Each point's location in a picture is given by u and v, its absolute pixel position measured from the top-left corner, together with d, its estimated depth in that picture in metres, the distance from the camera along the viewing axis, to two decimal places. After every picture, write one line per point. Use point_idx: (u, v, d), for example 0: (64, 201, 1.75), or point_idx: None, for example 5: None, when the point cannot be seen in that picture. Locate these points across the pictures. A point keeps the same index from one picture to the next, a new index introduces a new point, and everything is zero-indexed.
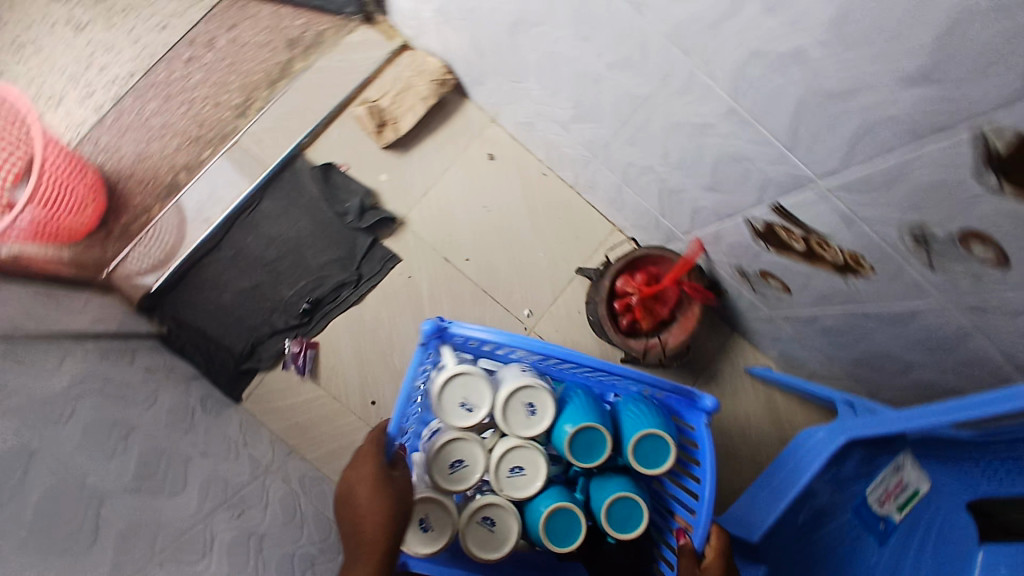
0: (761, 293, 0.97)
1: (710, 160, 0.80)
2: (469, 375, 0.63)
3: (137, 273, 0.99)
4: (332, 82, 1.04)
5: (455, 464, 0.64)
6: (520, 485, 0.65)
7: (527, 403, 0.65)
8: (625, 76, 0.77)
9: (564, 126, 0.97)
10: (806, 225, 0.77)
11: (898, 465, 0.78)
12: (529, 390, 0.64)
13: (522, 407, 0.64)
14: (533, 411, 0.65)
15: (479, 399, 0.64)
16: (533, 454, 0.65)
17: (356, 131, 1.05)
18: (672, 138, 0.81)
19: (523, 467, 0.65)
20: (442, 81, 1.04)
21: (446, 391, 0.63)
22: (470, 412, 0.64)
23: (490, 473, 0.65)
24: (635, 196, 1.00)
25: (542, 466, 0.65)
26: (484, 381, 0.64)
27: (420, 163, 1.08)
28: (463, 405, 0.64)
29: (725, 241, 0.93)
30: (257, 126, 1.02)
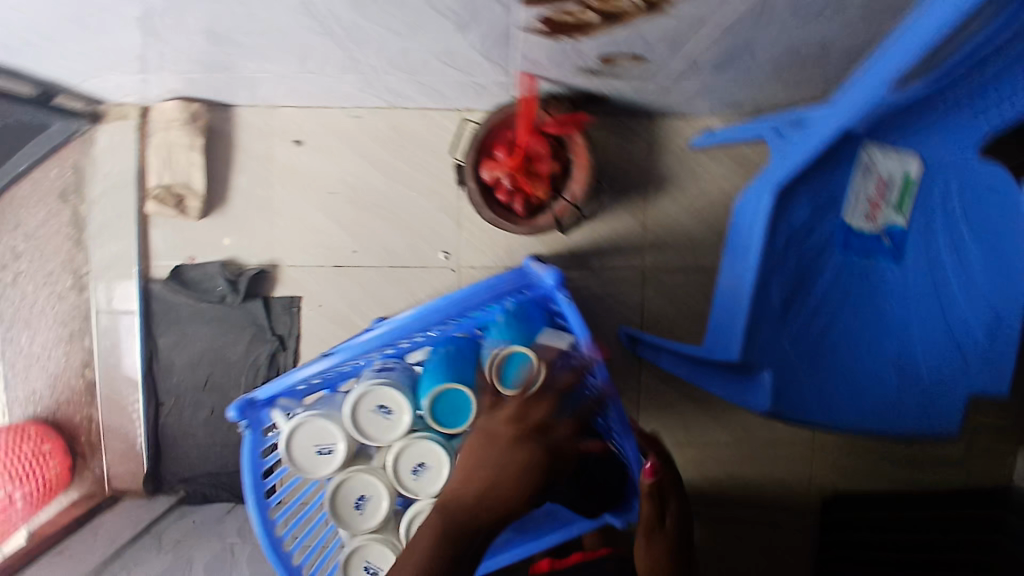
0: (628, 71, 0.78)
1: (424, 2, 0.60)
2: (302, 420, 0.55)
3: (125, 469, 1.03)
4: (118, 199, 0.99)
5: (360, 502, 0.57)
6: (432, 479, 0.56)
7: (375, 406, 0.55)
8: (264, 1, 0.59)
9: (310, 70, 0.81)
10: None
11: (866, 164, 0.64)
12: (370, 392, 0.55)
13: (376, 413, 0.55)
14: (387, 411, 0.55)
15: (331, 436, 0.56)
16: (423, 445, 0.56)
17: (172, 223, 0.98)
18: (375, 16, 0.63)
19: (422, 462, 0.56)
20: (191, 114, 0.93)
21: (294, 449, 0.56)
22: (331, 453, 0.56)
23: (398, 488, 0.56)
24: (433, 77, 0.82)
25: (436, 450, 0.56)
26: (321, 418, 0.56)
27: (246, 203, 0.97)
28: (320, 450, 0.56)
29: (541, 57, 0.74)
30: (101, 283, 1.00)
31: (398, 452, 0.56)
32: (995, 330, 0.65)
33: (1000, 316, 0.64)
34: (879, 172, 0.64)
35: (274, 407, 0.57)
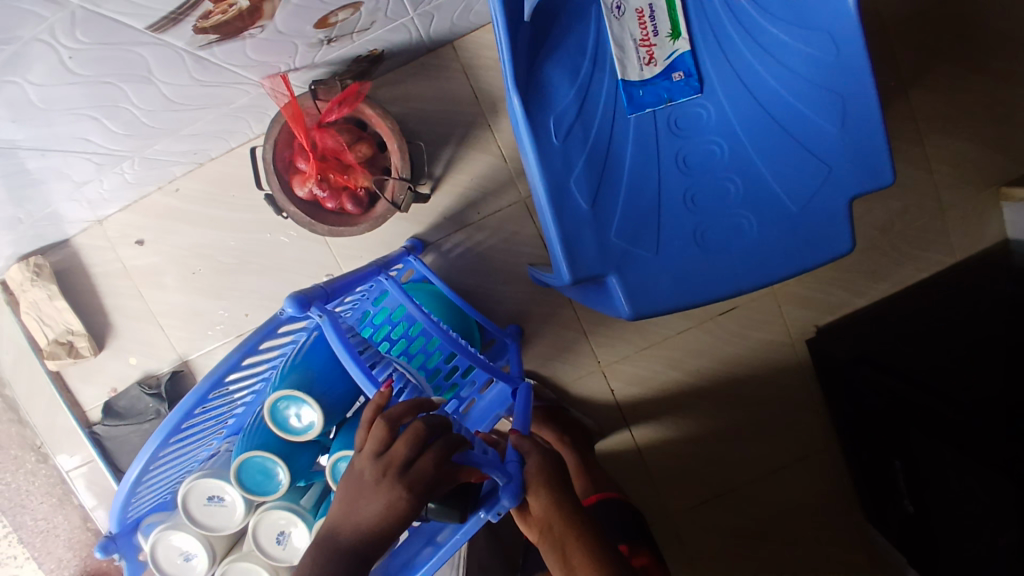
0: (365, 23, 0.70)
1: (69, 69, 0.54)
2: (153, 536, 0.54)
3: None
4: (25, 372, 1.00)
5: None
6: (299, 540, 0.54)
7: (207, 497, 0.53)
8: None
9: (82, 174, 0.78)
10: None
11: (614, 5, 0.56)
12: (196, 487, 0.53)
13: (212, 503, 0.53)
14: (221, 498, 0.53)
15: (189, 540, 0.54)
16: (273, 515, 0.54)
17: (80, 367, 0.99)
18: (50, 104, 0.58)
19: (282, 529, 0.54)
20: (33, 265, 0.93)
21: (165, 564, 0.54)
22: (197, 554, 0.55)
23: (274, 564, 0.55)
24: (196, 123, 0.77)
25: (287, 514, 0.53)
26: (169, 528, 0.54)
27: (130, 319, 0.97)
28: (185, 554, 0.55)
29: (263, 57, 0.67)
30: (55, 450, 1.03)
31: (252, 530, 0.54)
32: (836, 110, 0.56)
33: (834, 94, 0.56)
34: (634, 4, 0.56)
35: (138, 531, 0.56)
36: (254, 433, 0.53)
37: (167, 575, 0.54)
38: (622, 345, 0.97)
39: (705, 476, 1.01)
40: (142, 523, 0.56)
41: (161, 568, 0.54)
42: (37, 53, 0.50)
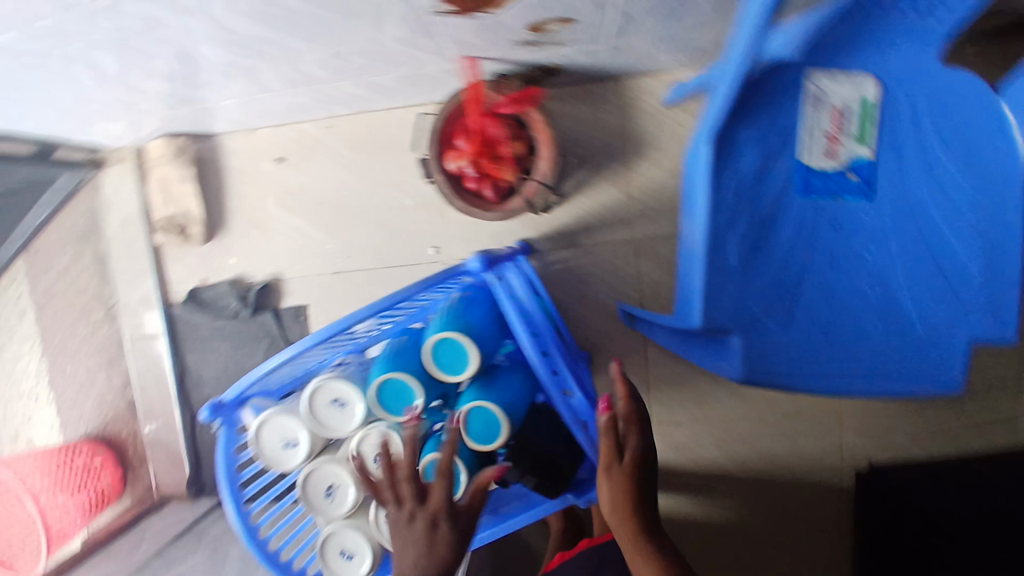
0: (570, 38, 0.75)
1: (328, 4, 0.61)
2: (266, 414, 0.58)
3: (170, 474, 1.12)
4: (132, 236, 1.07)
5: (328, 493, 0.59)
6: None
7: (331, 399, 0.58)
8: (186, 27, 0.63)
9: (268, 87, 0.84)
10: None
11: (817, 96, 0.60)
12: (325, 386, 0.57)
13: (333, 405, 0.58)
14: (344, 403, 0.58)
15: (294, 430, 0.58)
16: (380, 433, 0.58)
17: (181, 249, 1.06)
18: (293, 27, 0.65)
19: (384, 452, 0.58)
20: (181, 148, 0.99)
21: (262, 444, 0.58)
22: (296, 446, 0.58)
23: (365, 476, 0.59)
24: (384, 77, 0.84)
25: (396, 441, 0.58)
26: (283, 413, 0.58)
27: (243, 224, 1.04)
28: (284, 443, 0.58)
29: (474, 38, 0.73)
30: (129, 314, 1.10)
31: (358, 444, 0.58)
32: (984, 258, 0.59)
33: (988, 242, 0.59)
34: (833, 100, 0.59)
35: (245, 408, 0.60)
36: (397, 353, 0.58)
37: (261, 453, 0.58)
38: (678, 410, 0.99)
39: (714, 560, 1.01)
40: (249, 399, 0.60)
41: (258, 445, 0.58)
42: None
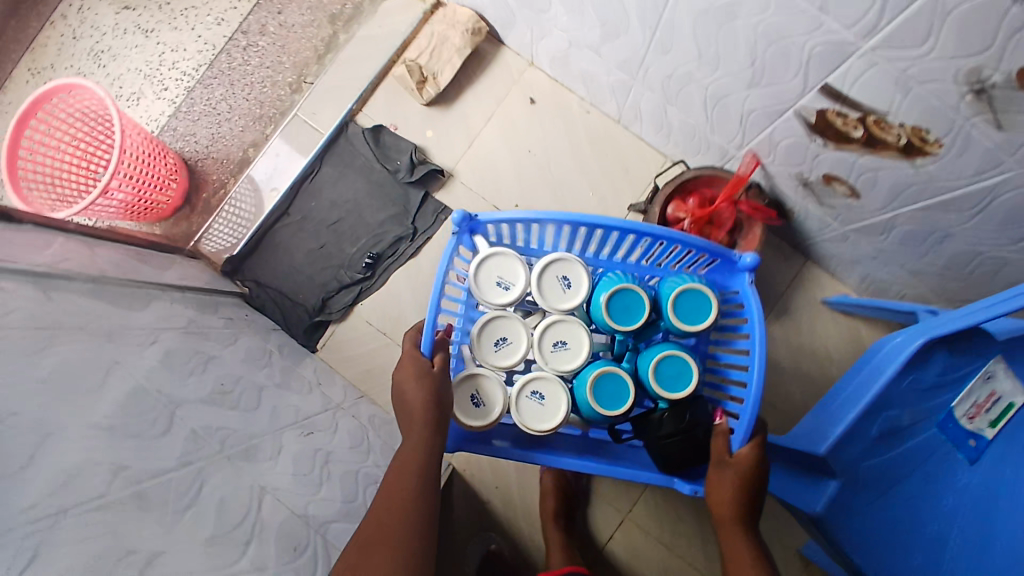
0: (831, 204, 0.90)
1: (749, 47, 0.74)
2: (503, 250, 0.65)
3: (221, 238, 1.12)
4: (371, 50, 1.12)
5: (499, 342, 0.65)
6: (567, 360, 0.65)
7: (561, 275, 0.65)
8: None
9: (597, 51, 0.95)
10: (863, 104, 0.69)
11: (988, 374, 0.69)
12: (564, 263, 0.64)
13: (558, 279, 0.65)
14: (570, 285, 0.65)
15: (513, 276, 0.65)
16: (576, 326, 0.65)
17: (400, 91, 1.12)
18: (699, 38, 0.78)
19: (568, 342, 0.65)
20: (474, 29, 1.07)
21: (481, 270, 0.64)
22: (506, 289, 0.65)
23: (535, 350, 0.65)
24: (679, 116, 0.96)
25: (586, 341, 0.65)
26: (515, 258, 0.65)
27: (462, 117, 1.11)
28: (497, 280, 0.64)
29: (779, 148, 0.87)
30: (311, 99, 1.13)
31: (557, 321, 0.65)
32: None
33: None
34: (994, 388, 0.69)
35: (476, 236, 0.67)
36: (630, 280, 0.65)
37: (476, 273, 0.64)
38: (658, 526, 1.06)
39: None
40: (482, 230, 0.67)
41: (478, 264, 0.64)
42: (773, 31, 0.69)
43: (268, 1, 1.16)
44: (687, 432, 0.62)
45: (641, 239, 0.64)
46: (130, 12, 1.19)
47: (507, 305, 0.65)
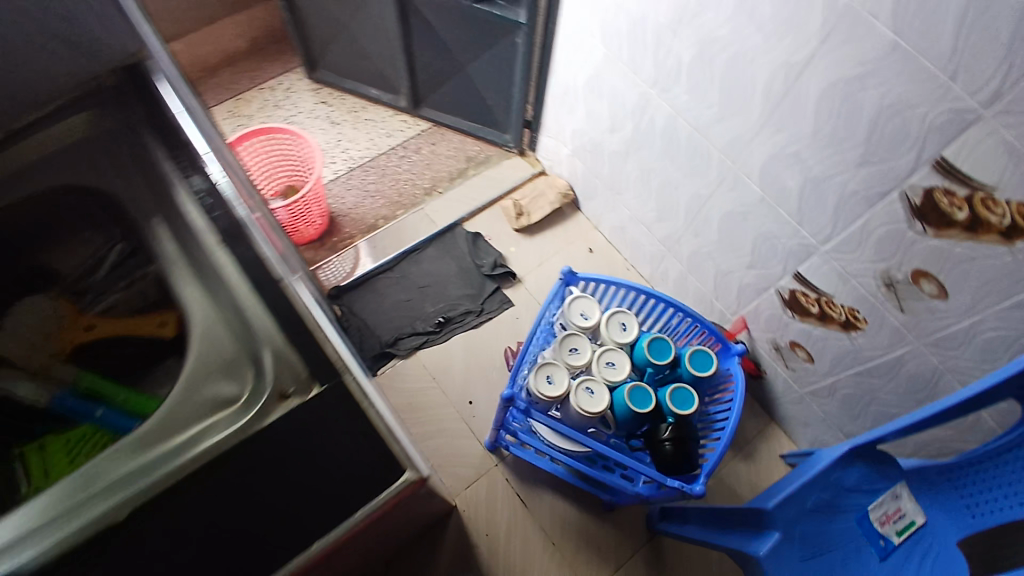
0: (792, 366, 1.26)
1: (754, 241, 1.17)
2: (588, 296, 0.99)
3: (335, 271, 1.43)
4: (488, 185, 1.58)
5: (572, 350, 0.95)
6: (614, 374, 0.93)
7: (621, 322, 0.97)
8: (696, 184, 1.21)
9: (649, 227, 1.40)
10: (819, 288, 1.10)
11: (895, 494, 0.99)
12: (624, 315, 0.98)
13: (619, 323, 0.97)
14: (626, 329, 0.97)
15: (591, 312, 0.98)
16: (623, 355, 0.95)
17: (500, 216, 1.54)
18: (723, 230, 1.22)
19: (616, 365, 0.94)
20: (564, 193, 1.54)
21: (572, 302, 0.98)
22: (584, 319, 0.97)
23: (592, 364, 0.94)
24: (694, 283, 1.37)
25: (628, 366, 0.94)
26: (595, 302, 0.99)
27: (538, 245, 1.52)
28: (580, 312, 0.98)
29: (762, 317, 1.26)
30: (436, 202, 1.55)
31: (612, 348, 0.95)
32: None
33: None
34: (899, 504, 0.98)
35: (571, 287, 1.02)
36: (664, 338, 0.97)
37: (568, 303, 0.98)
38: None
39: None
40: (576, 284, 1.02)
41: (571, 299, 0.98)
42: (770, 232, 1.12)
43: (426, 134, 1.65)
44: (682, 438, 0.88)
45: (674, 313, 0.99)
46: (325, 106, 1.67)
47: (582, 333, 0.97)
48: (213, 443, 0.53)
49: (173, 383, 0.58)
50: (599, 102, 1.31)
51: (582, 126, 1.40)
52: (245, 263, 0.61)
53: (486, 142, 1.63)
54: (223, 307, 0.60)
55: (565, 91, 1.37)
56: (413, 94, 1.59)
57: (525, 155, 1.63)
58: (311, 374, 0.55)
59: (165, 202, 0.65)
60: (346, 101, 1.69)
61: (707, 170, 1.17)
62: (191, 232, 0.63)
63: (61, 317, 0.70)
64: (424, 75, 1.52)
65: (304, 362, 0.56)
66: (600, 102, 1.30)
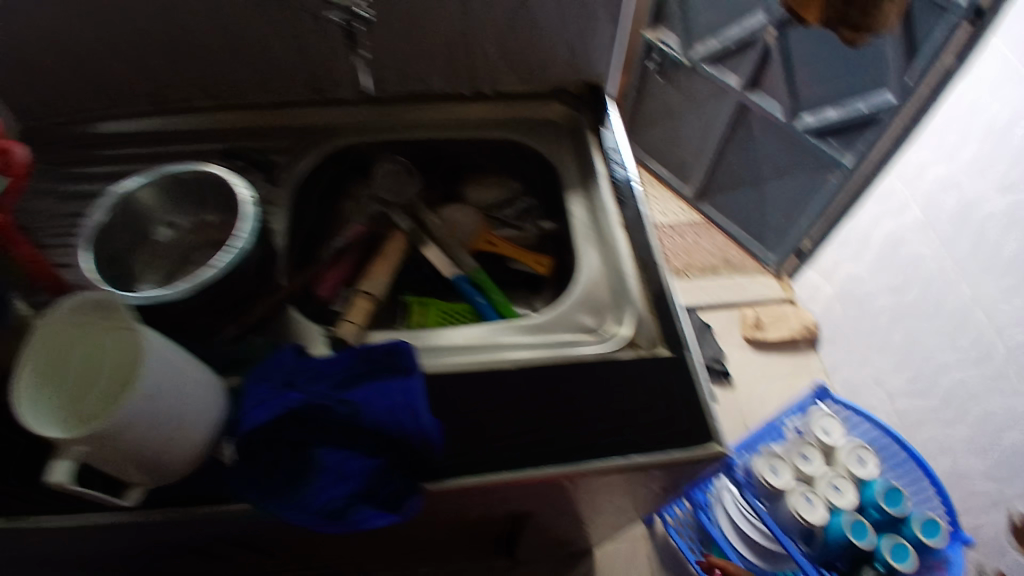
0: None
1: (1002, 448, 1.07)
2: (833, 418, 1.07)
3: None
4: (736, 289, 1.66)
5: (804, 452, 1.01)
6: (839, 496, 0.94)
7: (859, 454, 1.01)
8: (962, 370, 1.16)
9: (888, 394, 1.37)
10: None
11: None
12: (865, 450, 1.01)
13: (858, 454, 1.00)
14: (864, 462, 0.99)
15: (832, 432, 1.04)
16: (849, 482, 0.96)
17: (736, 321, 1.61)
18: (977, 428, 1.13)
19: (841, 489, 0.95)
20: (808, 328, 1.57)
21: (817, 415, 1.07)
22: (824, 433, 1.04)
23: (818, 476, 0.98)
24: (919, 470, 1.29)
25: (852, 495, 0.94)
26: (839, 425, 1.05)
27: (763, 362, 1.54)
28: (823, 427, 1.05)
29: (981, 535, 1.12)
30: (683, 283, 1.66)
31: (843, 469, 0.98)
32: None
33: None
34: None
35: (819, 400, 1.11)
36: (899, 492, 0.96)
37: (813, 414, 1.07)
38: None
39: None
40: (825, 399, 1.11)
41: (817, 411, 1.07)
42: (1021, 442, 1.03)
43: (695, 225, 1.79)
44: None
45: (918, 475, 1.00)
46: None
47: (819, 448, 1.03)
48: (583, 352, 0.64)
49: (556, 307, 0.69)
50: (886, 258, 1.34)
51: (857, 274, 1.43)
52: (637, 243, 0.71)
53: (749, 253, 1.73)
54: (613, 263, 0.70)
55: (857, 236, 1.43)
56: (703, 188, 1.75)
57: (781, 279, 1.69)
58: (660, 336, 0.65)
59: (585, 177, 0.78)
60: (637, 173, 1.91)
61: (978, 356, 1.12)
62: (600, 203, 0.75)
63: (478, 227, 0.81)
64: (724, 176, 1.67)
65: (661, 327, 0.65)
66: (889, 258, 1.34)
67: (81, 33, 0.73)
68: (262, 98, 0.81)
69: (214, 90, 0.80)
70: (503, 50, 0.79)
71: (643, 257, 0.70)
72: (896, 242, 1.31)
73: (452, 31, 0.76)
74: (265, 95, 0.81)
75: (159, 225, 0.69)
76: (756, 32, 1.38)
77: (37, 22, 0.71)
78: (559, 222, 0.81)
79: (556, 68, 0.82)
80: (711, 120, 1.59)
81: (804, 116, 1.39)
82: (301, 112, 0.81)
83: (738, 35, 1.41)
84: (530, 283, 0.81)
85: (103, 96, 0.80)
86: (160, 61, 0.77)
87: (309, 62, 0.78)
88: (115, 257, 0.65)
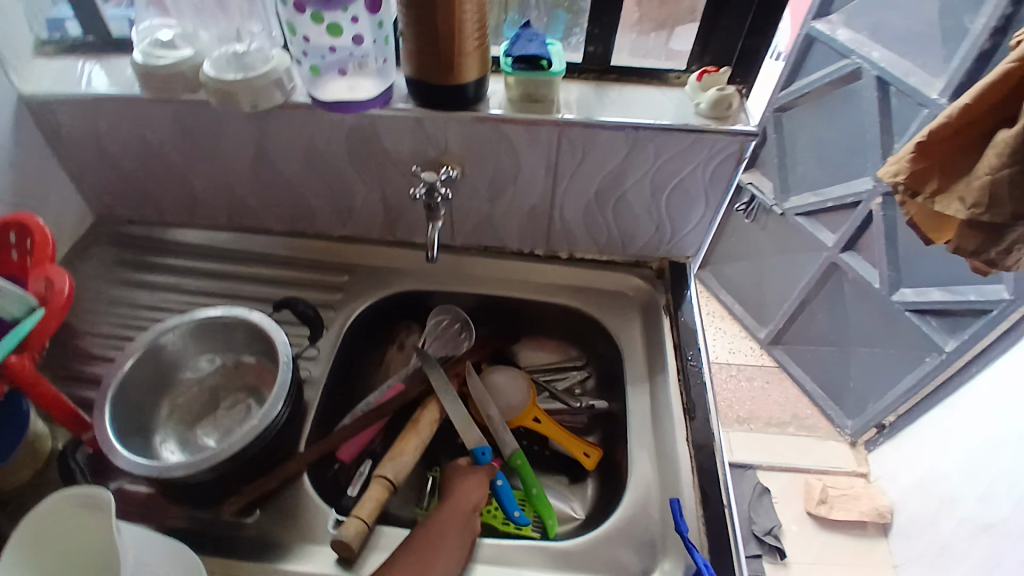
0: None
1: None
2: None
3: None
4: (802, 450, 1.54)
5: None
6: None
7: None
8: None
9: None
10: None
11: None
12: None
13: None
14: None
15: None
16: None
17: (797, 487, 1.47)
18: None
19: None
20: (880, 512, 1.39)
21: None
22: None
23: None
24: None
25: None
26: None
27: (823, 541, 1.38)
28: None
29: None
30: (743, 434, 1.56)
31: None
32: None
33: None
34: None
35: None
36: None
37: None
38: None
39: None
40: None
41: None
42: None
43: (767, 371, 1.70)
44: None
45: None
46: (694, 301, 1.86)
47: None
48: None
49: (589, 538, 0.59)
50: (973, 453, 1.16)
51: (941, 464, 1.25)
52: (701, 464, 0.62)
53: (823, 413, 1.61)
54: (672, 488, 0.62)
55: (944, 424, 1.26)
56: (777, 333, 1.66)
57: (855, 447, 1.54)
58: None
59: (652, 368, 0.71)
60: (711, 305, 1.86)
61: None
62: (665, 405, 0.67)
63: (526, 400, 0.74)
64: (802, 330, 1.59)
65: None
66: (974, 454, 1.16)
67: (183, 162, 0.76)
68: (342, 232, 0.82)
69: (293, 220, 0.81)
70: (586, 219, 0.75)
71: (708, 485, 0.61)
72: (982, 444, 1.14)
73: (538, 201, 0.74)
74: (346, 230, 0.81)
75: (198, 358, 0.66)
76: (862, 197, 1.32)
77: (149, 145, 0.74)
78: (615, 404, 0.74)
79: (639, 242, 0.77)
80: (798, 276, 1.55)
81: (904, 291, 1.30)
82: (380, 251, 0.81)
83: (839, 196, 1.38)
84: (570, 470, 0.72)
85: (198, 214, 0.83)
86: (251, 193, 0.78)
87: (391, 211, 0.78)
88: (137, 407, 0.61)
